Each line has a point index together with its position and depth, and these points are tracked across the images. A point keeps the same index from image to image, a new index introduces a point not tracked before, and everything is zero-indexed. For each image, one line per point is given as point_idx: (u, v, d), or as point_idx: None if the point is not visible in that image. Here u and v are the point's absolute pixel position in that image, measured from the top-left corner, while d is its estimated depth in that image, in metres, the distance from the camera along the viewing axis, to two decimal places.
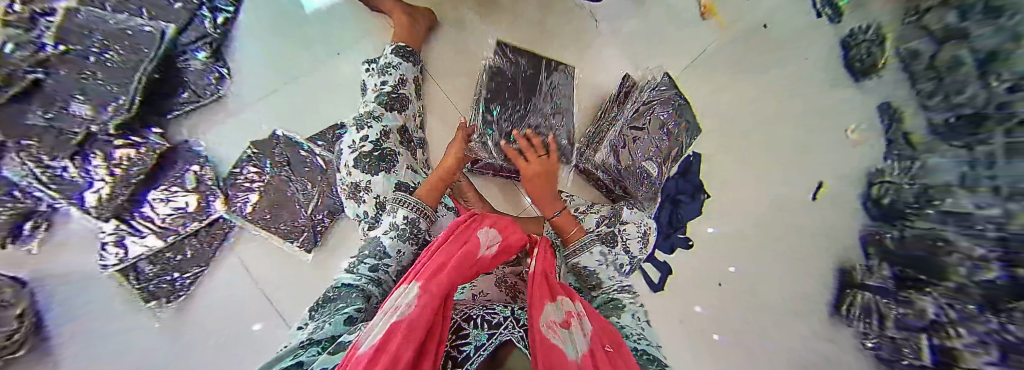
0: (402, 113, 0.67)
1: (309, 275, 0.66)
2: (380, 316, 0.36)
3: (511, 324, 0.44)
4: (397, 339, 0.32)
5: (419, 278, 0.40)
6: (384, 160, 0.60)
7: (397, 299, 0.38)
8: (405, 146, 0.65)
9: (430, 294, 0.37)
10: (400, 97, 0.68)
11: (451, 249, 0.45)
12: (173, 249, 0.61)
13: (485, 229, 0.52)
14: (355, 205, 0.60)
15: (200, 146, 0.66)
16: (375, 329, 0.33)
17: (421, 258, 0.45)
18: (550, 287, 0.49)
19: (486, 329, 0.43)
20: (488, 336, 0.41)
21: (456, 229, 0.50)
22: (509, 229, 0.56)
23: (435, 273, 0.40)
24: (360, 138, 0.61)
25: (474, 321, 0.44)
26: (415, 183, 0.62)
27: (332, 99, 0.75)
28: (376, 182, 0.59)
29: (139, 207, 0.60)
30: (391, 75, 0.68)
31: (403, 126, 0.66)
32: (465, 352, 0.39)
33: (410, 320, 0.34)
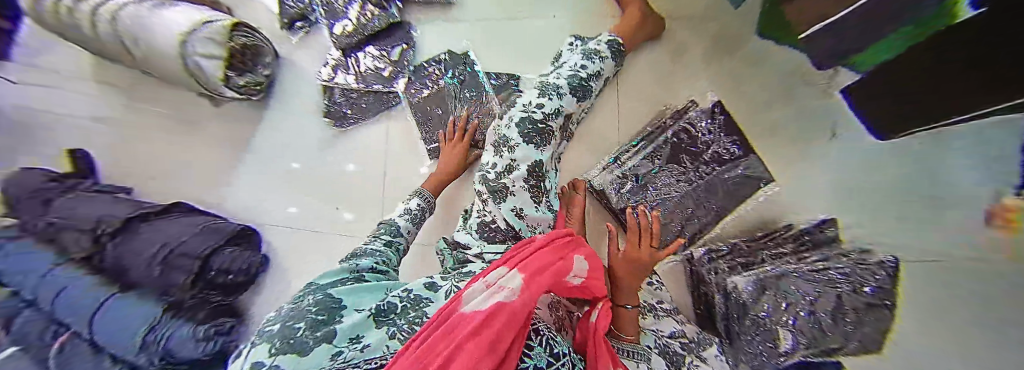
0: (580, 102, 0.64)
1: (418, 180, 0.76)
2: (480, 285, 0.35)
3: (568, 365, 0.39)
4: (500, 319, 0.31)
5: (522, 267, 0.38)
6: (540, 136, 0.59)
7: (498, 277, 0.37)
8: (562, 133, 0.63)
9: (531, 292, 0.35)
10: (587, 87, 0.64)
11: (550, 259, 0.41)
12: (358, 94, 0.79)
13: (580, 258, 0.47)
14: (490, 156, 0.60)
15: (415, 32, 0.78)
16: (478, 296, 0.34)
17: (519, 249, 0.42)
18: (612, 355, 0.45)
19: (550, 355, 0.38)
20: (548, 364, 0.37)
21: (559, 239, 0.46)
22: (599, 271, 0.50)
23: (537, 273, 0.38)
24: (536, 102, 0.61)
25: (541, 336, 0.39)
26: (546, 171, 0.60)
27: (527, 50, 0.76)
28: (521, 148, 0.58)
29: (355, 52, 0.78)
30: (594, 63, 0.65)
31: (572, 115, 0.64)
32: (525, 364, 0.35)
33: (513, 307, 0.33)
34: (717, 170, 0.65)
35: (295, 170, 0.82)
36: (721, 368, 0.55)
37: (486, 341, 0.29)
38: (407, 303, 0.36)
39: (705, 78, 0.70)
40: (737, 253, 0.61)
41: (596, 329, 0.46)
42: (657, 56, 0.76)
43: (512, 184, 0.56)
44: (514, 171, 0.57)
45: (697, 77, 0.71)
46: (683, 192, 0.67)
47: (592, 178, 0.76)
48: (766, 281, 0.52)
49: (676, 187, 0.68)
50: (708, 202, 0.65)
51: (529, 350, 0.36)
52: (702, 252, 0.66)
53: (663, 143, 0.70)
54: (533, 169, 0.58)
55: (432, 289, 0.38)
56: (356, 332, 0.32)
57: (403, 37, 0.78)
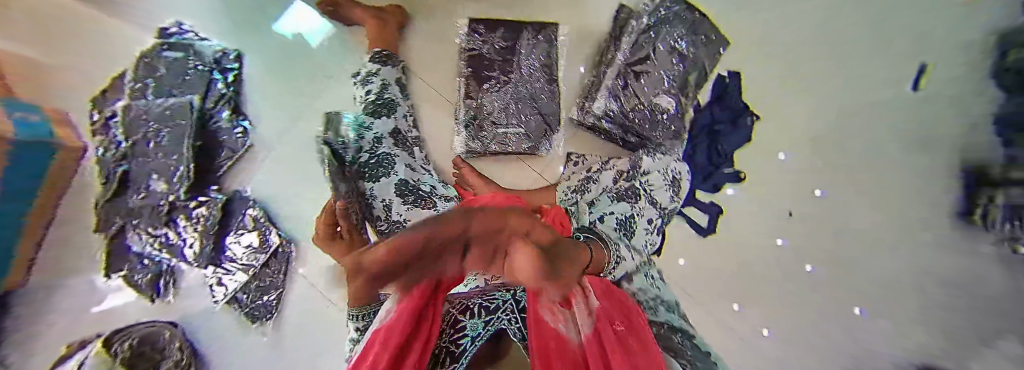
0: (391, 117, 0.68)
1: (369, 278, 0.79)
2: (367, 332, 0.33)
3: (509, 308, 0.43)
4: (377, 345, 0.29)
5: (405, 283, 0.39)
6: (382, 166, 0.62)
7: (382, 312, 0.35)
8: (399, 146, 0.68)
9: (409, 297, 0.34)
10: (388, 102, 0.69)
11: None
12: (258, 276, 0.75)
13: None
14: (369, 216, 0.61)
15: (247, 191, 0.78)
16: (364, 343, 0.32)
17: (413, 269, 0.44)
18: None
19: (484, 315, 0.41)
20: (486, 321, 0.40)
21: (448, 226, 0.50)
22: (505, 207, 0.53)
23: None
24: (357, 148, 0.62)
25: (471, 311, 0.41)
26: (418, 182, 0.65)
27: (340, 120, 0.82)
28: (377, 189, 0.60)
29: (223, 254, 0.74)
30: (374, 82, 0.69)
31: (396, 130, 0.68)
32: (462, 346, 0.37)
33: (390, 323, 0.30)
34: (522, 57, 0.75)
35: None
36: (664, 165, 0.64)
37: None
38: None
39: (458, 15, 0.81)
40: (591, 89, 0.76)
41: None
42: (419, 30, 0.81)
43: (399, 215, 0.59)
44: (392, 207, 0.59)
45: (451, 21, 0.82)
46: (519, 94, 0.75)
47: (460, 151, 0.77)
48: (618, 88, 0.71)
49: (517, 97, 0.75)
50: (537, 83, 0.75)
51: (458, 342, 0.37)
52: (577, 112, 0.77)
53: (480, 76, 0.74)
54: (402, 192, 0.62)
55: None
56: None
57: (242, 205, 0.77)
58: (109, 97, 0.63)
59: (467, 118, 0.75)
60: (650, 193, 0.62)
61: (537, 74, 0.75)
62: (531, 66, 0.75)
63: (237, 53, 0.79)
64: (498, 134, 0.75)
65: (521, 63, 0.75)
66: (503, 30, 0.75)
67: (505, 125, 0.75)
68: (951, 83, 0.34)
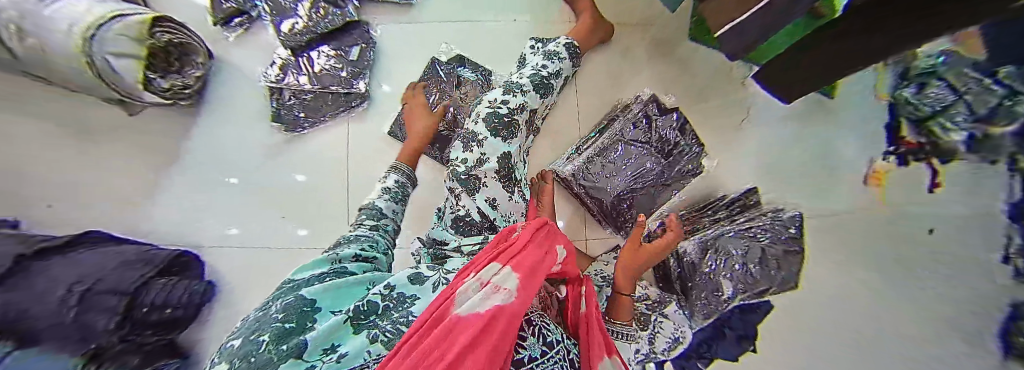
0: (541, 99, 0.68)
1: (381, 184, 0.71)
2: (474, 285, 0.32)
3: (562, 354, 0.36)
4: (504, 326, 0.28)
5: (514, 264, 0.36)
6: (507, 129, 0.62)
7: (498, 280, 0.33)
8: (527, 127, 0.67)
9: (526, 292, 0.33)
10: (547, 85, 0.68)
11: (539, 254, 0.39)
12: (309, 96, 0.70)
13: (560, 247, 0.46)
14: (459, 149, 0.61)
15: (375, 32, 0.75)
16: (471, 296, 0.31)
17: (504, 244, 0.40)
18: (606, 338, 0.42)
19: (542, 341, 0.34)
20: (544, 353, 0.33)
21: (541, 232, 0.44)
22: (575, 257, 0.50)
23: (530, 272, 0.36)
24: (501, 99, 0.63)
25: (533, 328, 0.35)
26: (515, 164, 0.63)
27: (499, 56, 0.77)
28: (490, 141, 0.60)
29: (305, 52, 0.70)
30: (553, 63, 0.70)
31: (535, 111, 0.68)
32: (520, 355, 0.31)
33: (510, 309, 0.30)
34: (668, 158, 0.75)
35: (229, 185, 0.72)
36: (680, 323, 0.66)
37: (486, 354, 0.25)
38: (389, 303, 0.33)
39: (647, 75, 0.81)
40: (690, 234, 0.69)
41: (590, 311, 0.43)
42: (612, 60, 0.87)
43: (485, 175, 0.59)
44: (485, 164, 0.59)
45: (642, 76, 0.83)
46: (643, 175, 0.77)
47: (560, 172, 0.82)
48: (708, 243, 0.64)
49: (635, 175, 0.77)
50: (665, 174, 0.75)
51: (522, 342, 0.32)
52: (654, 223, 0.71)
53: (621, 136, 0.80)
54: (503, 161, 0.60)
55: (417, 283, 0.35)
56: (332, 342, 0.29)
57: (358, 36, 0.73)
58: None
59: (586, 156, 0.82)
60: (656, 334, 0.65)
61: (674, 172, 0.74)
62: (668, 162, 0.75)
63: None
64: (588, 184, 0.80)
65: (660, 150, 0.76)
66: (668, 117, 0.76)
67: (600, 183, 0.79)
68: None
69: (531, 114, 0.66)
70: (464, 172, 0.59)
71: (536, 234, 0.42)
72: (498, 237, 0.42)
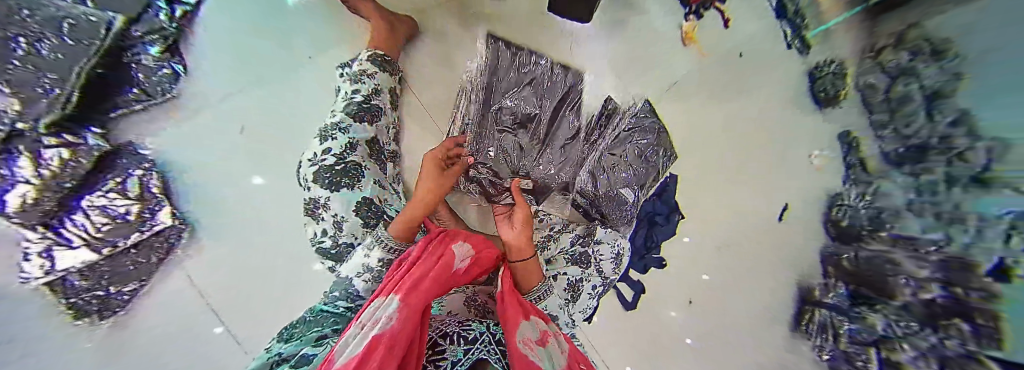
0: (371, 124, 0.75)
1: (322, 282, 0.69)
2: (355, 332, 0.37)
3: (487, 340, 0.45)
4: (378, 350, 0.34)
5: (398, 289, 0.43)
6: (348, 175, 0.67)
7: (372, 316, 0.39)
8: (371, 157, 0.72)
9: (407, 312, 0.40)
10: (371, 108, 0.76)
11: (429, 264, 0.47)
12: (112, 260, 0.58)
13: (459, 244, 0.54)
14: (315, 221, 0.65)
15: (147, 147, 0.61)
16: (353, 343, 0.36)
17: (395, 274, 0.47)
18: (523, 305, 0.51)
19: (462, 344, 0.42)
20: (465, 350, 0.41)
21: (432, 242, 0.52)
22: (482, 244, 0.58)
23: (414, 286, 0.43)
24: (323, 150, 0.67)
25: (450, 337, 0.43)
26: (383, 201, 0.70)
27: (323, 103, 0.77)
28: (334, 200, 0.64)
29: (68, 215, 0.54)
30: (366, 84, 0.77)
31: (371, 138, 0.74)
32: (442, 367, 0.39)
33: (390, 333, 0.36)
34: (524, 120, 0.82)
35: None
36: (613, 238, 0.76)
37: None
38: None
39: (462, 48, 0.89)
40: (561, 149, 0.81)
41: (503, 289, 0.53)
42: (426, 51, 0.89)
43: (352, 234, 0.64)
44: (344, 225, 0.64)
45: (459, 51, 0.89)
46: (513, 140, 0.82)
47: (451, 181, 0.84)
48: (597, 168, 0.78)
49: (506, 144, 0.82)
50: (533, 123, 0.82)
51: (440, 358, 0.40)
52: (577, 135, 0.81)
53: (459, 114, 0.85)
54: (363, 206, 0.66)
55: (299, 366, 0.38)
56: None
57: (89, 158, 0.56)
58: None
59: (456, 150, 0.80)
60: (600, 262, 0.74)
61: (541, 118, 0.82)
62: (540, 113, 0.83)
63: None
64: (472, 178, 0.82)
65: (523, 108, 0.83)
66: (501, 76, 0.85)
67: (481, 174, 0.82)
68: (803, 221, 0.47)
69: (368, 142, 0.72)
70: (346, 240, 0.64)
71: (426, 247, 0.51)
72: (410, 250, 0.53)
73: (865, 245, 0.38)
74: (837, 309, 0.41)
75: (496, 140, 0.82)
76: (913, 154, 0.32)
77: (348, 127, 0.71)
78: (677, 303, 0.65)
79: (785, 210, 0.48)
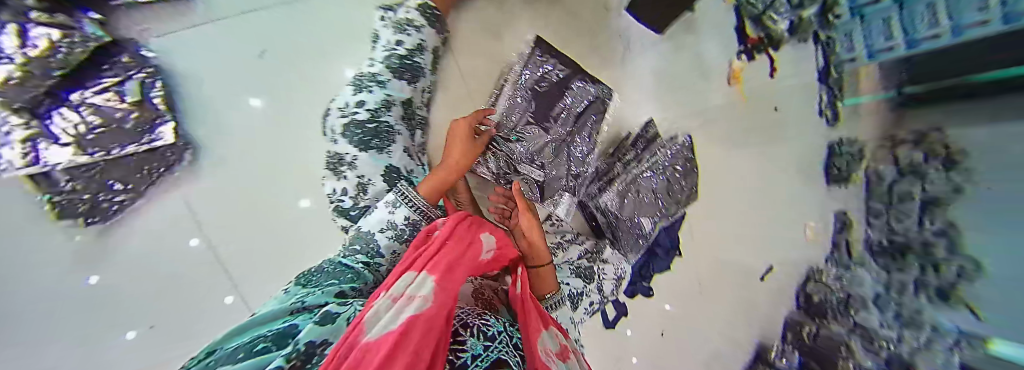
0: (411, 85, 0.65)
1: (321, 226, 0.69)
2: (386, 303, 0.37)
3: (505, 341, 0.43)
4: (418, 330, 0.34)
5: (432, 269, 0.42)
6: (378, 137, 0.58)
7: (411, 290, 0.39)
8: (406, 121, 0.63)
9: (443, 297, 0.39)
10: (412, 66, 0.65)
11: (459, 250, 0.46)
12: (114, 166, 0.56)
13: (487, 235, 0.54)
14: (332, 178, 0.58)
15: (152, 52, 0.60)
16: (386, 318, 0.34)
17: (424, 251, 0.46)
18: (542, 312, 0.52)
19: (484, 339, 0.41)
20: (486, 347, 0.40)
21: (464, 225, 0.51)
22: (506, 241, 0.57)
23: (448, 270, 0.42)
24: (355, 101, 0.60)
25: (471, 329, 0.43)
26: (406, 171, 0.60)
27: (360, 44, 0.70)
28: (362, 158, 0.57)
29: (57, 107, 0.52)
30: (410, 37, 0.65)
31: (409, 100, 0.65)
32: (463, 359, 0.38)
33: (426, 315, 0.36)
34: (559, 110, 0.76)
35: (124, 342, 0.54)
36: (619, 260, 0.74)
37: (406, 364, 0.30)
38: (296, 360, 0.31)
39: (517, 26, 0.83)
40: (578, 161, 0.75)
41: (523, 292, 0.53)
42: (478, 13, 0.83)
43: (369, 197, 0.56)
44: (370, 186, 0.56)
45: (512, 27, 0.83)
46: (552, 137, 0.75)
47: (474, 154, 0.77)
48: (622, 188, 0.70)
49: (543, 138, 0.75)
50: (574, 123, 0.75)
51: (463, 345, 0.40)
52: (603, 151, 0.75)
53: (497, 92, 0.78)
54: (389, 174, 0.57)
55: (328, 322, 0.36)
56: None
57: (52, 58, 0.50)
58: None
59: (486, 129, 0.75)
60: (603, 280, 0.75)
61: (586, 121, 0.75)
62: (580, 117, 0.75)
63: None
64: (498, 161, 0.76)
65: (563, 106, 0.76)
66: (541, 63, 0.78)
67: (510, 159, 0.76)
68: None
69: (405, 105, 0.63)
70: (359, 205, 0.56)
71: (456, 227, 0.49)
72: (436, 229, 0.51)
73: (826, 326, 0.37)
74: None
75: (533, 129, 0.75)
76: (895, 254, 0.29)
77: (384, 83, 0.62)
78: (648, 333, 0.69)
79: (767, 271, 0.44)
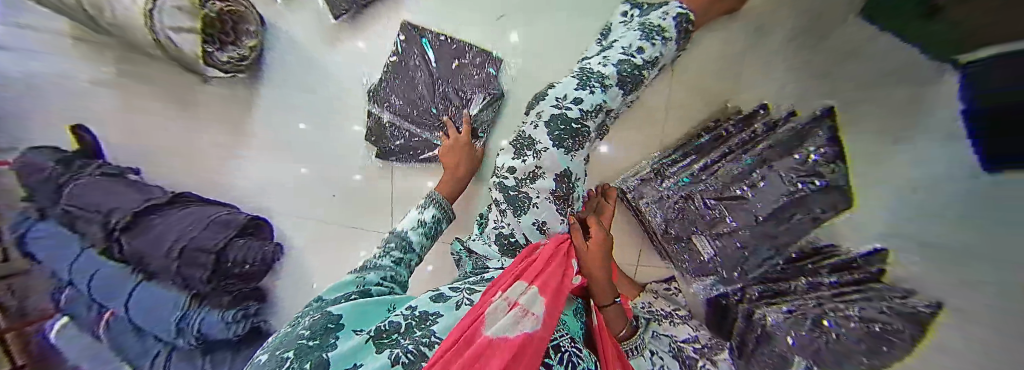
0: (624, 96, 0.58)
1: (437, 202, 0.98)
2: (503, 306, 0.38)
3: None
4: (527, 353, 0.33)
5: (526, 277, 0.43)
6: (574, 137, 0.53)
7: (524, 301, 0.39)
8: (600, 130, 0.58)
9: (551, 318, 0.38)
10: (639, 77, 0.57)
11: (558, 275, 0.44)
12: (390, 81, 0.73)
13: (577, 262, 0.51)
14: (515, 156, 0.54)
15: None
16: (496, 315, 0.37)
17: (524, 264, 0.46)
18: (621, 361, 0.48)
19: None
20: None
21: (559, 252, 0.48)
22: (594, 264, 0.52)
23: (546, 284, 0.43)
24: (573, 97, 0.53)
25: (560, 353, 0.39)
26: (573, 178, 0.55)
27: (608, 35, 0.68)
28: (551, 153, 0.52)
29: None
30: (652, 46, 0.56)
31: (614, 109, 0.58)
32: None
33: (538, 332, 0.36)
34: (737, 190, 0.56)
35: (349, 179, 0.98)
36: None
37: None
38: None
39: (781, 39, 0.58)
40: (729, 256, 0.56)
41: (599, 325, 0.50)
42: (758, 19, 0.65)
43: (538, 194, 0.53)
44: (541, 179, 0.53)
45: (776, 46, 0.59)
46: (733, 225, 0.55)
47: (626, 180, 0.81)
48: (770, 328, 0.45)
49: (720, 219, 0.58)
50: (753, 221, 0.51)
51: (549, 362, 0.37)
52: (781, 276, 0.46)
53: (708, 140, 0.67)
54: (561, 178, 0.54)
55: (440, 301, 0.41)
56: (355, 360, 0.35)
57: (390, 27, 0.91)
58: None
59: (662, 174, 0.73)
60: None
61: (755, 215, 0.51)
62: (746, 207, 0.53)
63: None
64: (661, 211, 0.72)
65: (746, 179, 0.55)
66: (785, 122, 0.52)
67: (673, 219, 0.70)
68: None
69: (609, 113, 0.58)
70: (519, 202, 0.54)
71: (557, 252, 0.48)
72: (534, 253, 0.49)
73: None
74: None
75: (703, 202, 0.62)
76: None
77: (607, 80, 0.55)
78: None
79: None
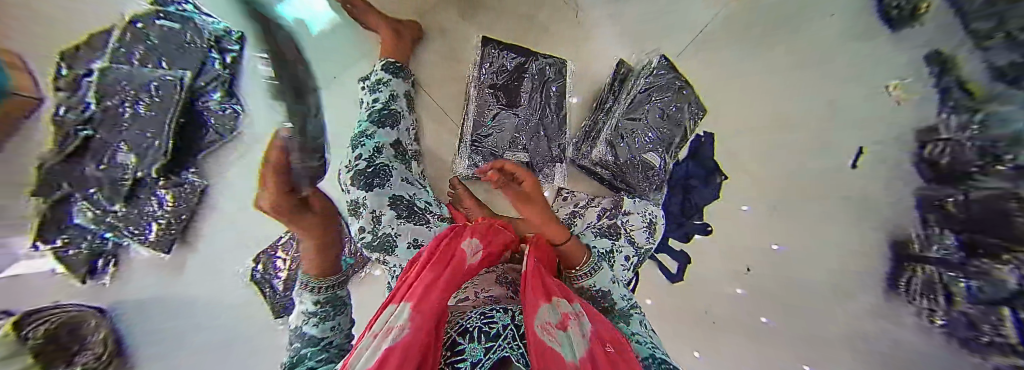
0: (394, 128, 0.78)
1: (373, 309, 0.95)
2: (369, 342, 0.40)
3: (510, 335, 0.45)
4: (393, 359, 0.35)
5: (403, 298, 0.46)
6: (378, 176, 0.71)
7: (390, 324, 0.41)
8: (399, 158, 0.76)
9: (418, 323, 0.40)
10: (391, 112, 0.78)
11: (438, 270, 0.50)
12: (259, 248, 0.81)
13: (469, 241, 0.59)
14: (355, 220, 0.70)
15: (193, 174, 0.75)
16: (365, 354, 0.38)
17: (407, 282, 0.51)
18: (544, 287, 0.54)
19: (484, 342, 0.43)
20: (482, 353, 0.42)
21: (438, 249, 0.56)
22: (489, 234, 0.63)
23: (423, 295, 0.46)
24: (354, 157, 0.72)
25: (469, 333, 0.45)
26: (402, 196, 0.73)
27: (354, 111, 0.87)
28: (370, 197, 0.69)
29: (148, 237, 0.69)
30: (383, 91, 0.80)
31: (396, 141, 0.78)
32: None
33: (404, 340, 0.38)
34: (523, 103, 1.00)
35: None
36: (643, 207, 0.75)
37: None
38: None
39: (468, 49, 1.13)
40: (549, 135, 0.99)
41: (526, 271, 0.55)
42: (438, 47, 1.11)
43: (391, 226, 0.69)
44: (383, 216, 0.69)
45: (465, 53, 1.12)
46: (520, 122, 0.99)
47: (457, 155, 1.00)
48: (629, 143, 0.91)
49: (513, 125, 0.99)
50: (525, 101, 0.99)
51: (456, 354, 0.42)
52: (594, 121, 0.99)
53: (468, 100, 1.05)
54: (395, 204, 0.71)
55: None
56: None
57: (189, 190, 0.75)
58: (83, 56, 0.56)
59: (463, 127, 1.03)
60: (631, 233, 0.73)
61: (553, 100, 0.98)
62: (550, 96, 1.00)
63: (239, 34, 0.81)
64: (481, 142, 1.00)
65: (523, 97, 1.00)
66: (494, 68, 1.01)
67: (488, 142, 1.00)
68: (880, 165, 0.49)
69: (395, 145, 0.77)
70: (384, 242, 0.68)
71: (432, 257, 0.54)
72: (421, 261, 0.56)
73: (974, 184, 0.41)
74: (942, 264, 0.45)
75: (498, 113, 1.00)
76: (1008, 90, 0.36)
77: (371, 129, 0.75)
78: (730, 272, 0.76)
79: (859, 154, 0.51)
